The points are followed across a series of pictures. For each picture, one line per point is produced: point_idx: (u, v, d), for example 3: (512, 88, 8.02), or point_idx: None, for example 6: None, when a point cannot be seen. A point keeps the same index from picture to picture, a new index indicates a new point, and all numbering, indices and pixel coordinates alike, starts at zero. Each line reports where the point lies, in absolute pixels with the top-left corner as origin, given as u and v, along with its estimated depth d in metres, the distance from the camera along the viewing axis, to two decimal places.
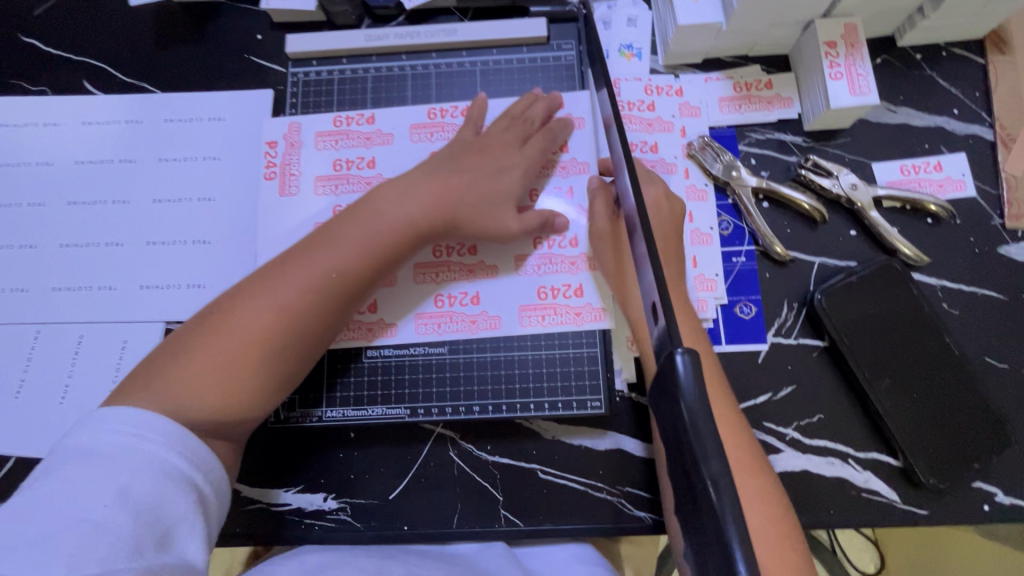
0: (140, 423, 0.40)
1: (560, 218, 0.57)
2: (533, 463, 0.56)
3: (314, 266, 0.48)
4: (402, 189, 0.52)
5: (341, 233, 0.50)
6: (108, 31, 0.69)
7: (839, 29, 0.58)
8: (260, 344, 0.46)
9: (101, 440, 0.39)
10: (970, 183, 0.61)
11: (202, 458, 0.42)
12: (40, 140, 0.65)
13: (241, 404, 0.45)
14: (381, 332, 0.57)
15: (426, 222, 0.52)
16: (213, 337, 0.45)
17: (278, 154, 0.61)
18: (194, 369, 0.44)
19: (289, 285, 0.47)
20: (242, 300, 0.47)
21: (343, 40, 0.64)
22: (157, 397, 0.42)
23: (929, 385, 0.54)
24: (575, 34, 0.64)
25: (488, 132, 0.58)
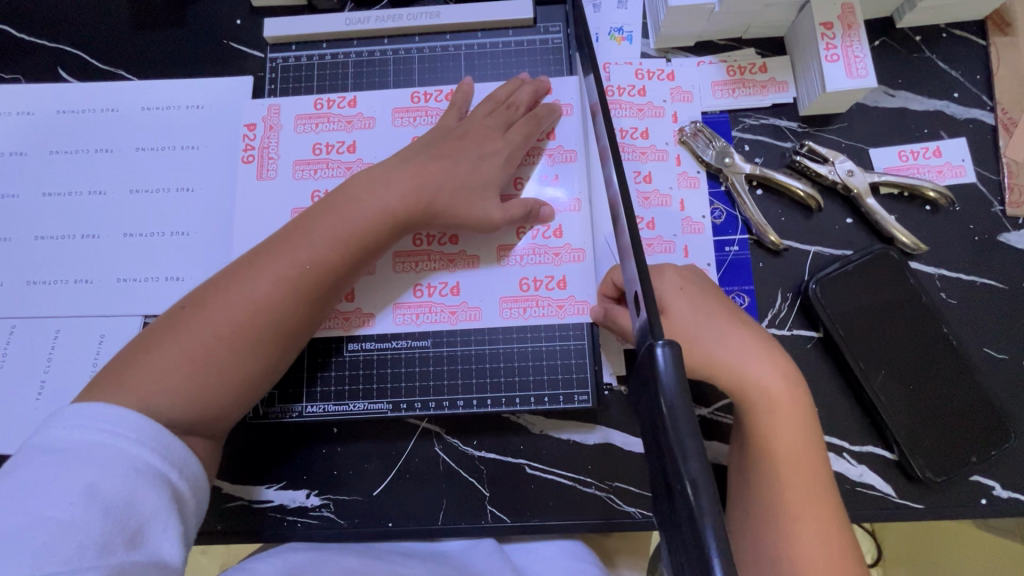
0: (111, 419, 0.39)
1: (546, 206, 0.56)
2: (520, 458, 0.55)
3: (288, 259, 0.47)
4: (378, 176, 0.51)
5: (316, 225, 0.48)
6: (83, 16, 0.67)
7: (835, 9, 0.57)
8: (235, 339, 0.44)
9: (71, 437, 0.38)
10: (970, 169, 0.59)
11: (177, 454, 0.40)
12: (13, 130, 0.64)
13: (214, 399, 0.44)
14: (362, 323, 0.56)
15: (407, 209, 0.50)
16: (187, 332, 0.44)
17: (256, 137, 0.59)
18: (166, 364, 0.43)
19: (262, 280, 0.46)
20: (215, 294, 0.46)
21: (324, 24, 0.62)
22: (126, 392, 0.41)
23: (927, 376, 0.52)
24: (563, 16, 0.62)
25: (471, 118, 0.56)
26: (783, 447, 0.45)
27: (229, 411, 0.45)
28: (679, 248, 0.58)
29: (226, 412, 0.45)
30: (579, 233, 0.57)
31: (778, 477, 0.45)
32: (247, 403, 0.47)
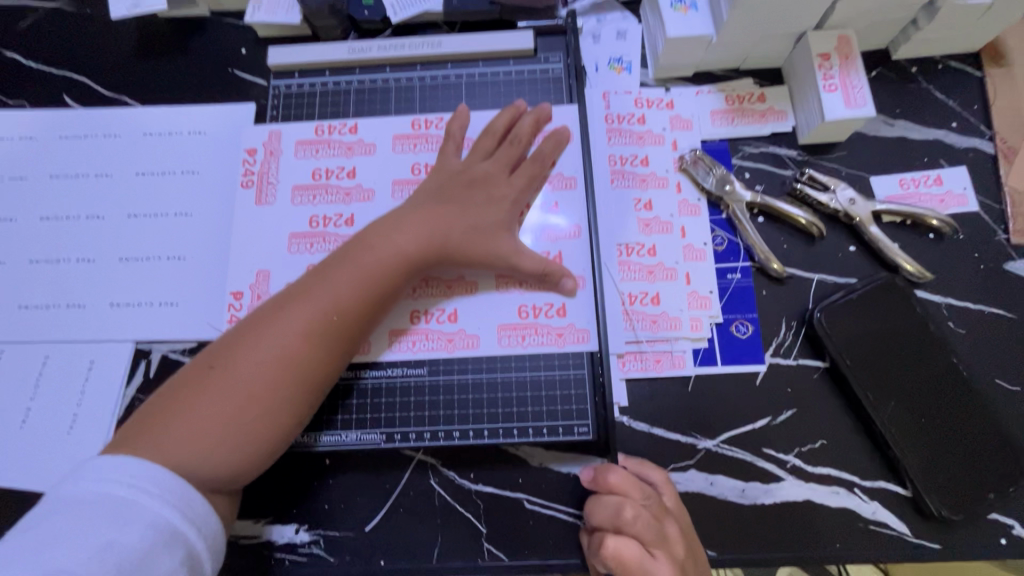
0: (135, 473, 0.39)
1: (568, 278, 0.54)
2: (519, 492, 0.53)
3: (311, 313, 0.47)
4: (393, 222, 0.51)
5: (334, 275, 0.48)
6: (91, 46, 0.68)
7: (832, 41, 0.58)
8: (267, 395, 0.45)
9: (92, 492, 0.38)
10: (972, 197, 0.59)
11: (198, 511, 0.40)
12: (16, 154, 0.64)
13: (247, 453, 0.44)
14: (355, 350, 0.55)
15: (420, 249, 0.50)
16: (217, 391, 0.44)
17: (256, 162, 0.59)
18: (199, 427, 0.43)
19: (287, 336, 0.46)
20: (239, 351, 0.46)
21: (328, 52, 0.62)
22: (162, 452, 0.41)
23: (940, 411, 0.51)
24: (563, 46, 0.63)
25: (473, 153, 0.56)
26: None
27: (258, 465, 0.45)
28: (682, 275, 0.57)
29: (251, 468, 0.45)
30: (579, 260, 0.56)
31: None
32: (276, 452, 0.47)
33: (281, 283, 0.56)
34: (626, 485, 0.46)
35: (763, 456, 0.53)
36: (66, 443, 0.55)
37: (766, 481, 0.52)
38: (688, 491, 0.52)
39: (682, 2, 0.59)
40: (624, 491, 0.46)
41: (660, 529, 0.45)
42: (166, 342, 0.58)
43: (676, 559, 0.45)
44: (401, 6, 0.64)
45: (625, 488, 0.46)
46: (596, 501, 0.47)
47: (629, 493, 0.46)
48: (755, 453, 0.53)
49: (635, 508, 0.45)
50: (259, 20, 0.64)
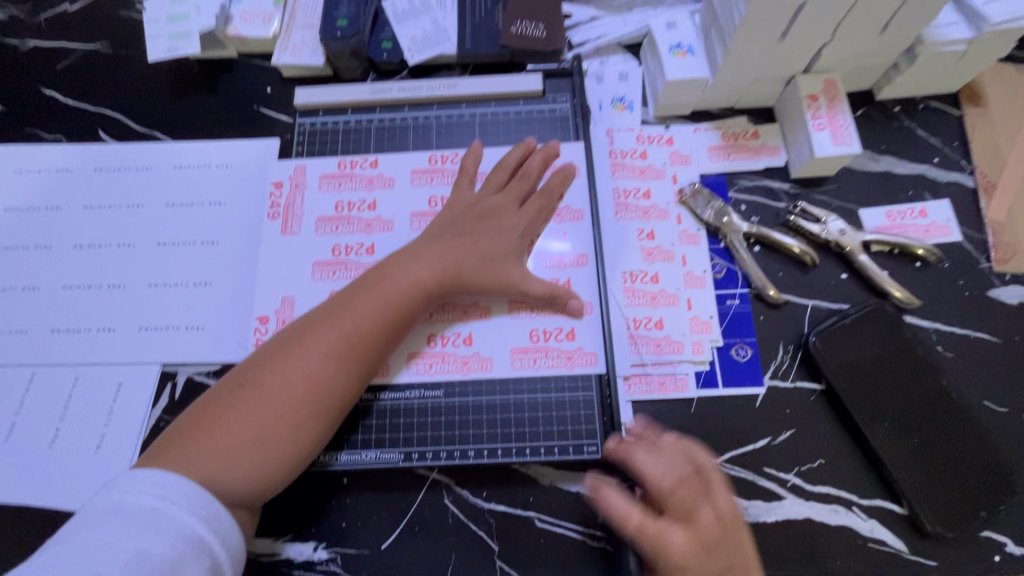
0: (165, 485, 0.41)
1: (574, 300, 0.57)
2: (530, 511, 0.55)
3: (335, 337, 0.50)
4: (411, 253, 0.55)
5: (358, 301, 0.52)
6: (126, 85, 0.73)
7: (819, 84, 0.62)
8: (292, 413, 0.47)
9: (129, 503, 0.40)
10: (956, 228, 0.62)
11: (221, 523, 0.42)
12: (52, 185, 0.68)
13: (272, 469, 0.47)
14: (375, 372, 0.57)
15: (434, 276, 0.54)
16: (246, 409, 0.47)
17: (282, 195, 0.63)
18: (227, 444, 0.45)
19: (313, 358, 0.49)
20: (266, 372, 0.48)
21: (350, 93, 0.67)
22: (194, 466, 0.44)
23: (932, 431, 0.53)
24: (569, 88, 0.68)
25: (484, 189, 0.60)
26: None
27: (279, 482, 0.47)
28: (683, 301, 0.60)
29: (272, 486, 0.47)
30: (587, 287, 0.59)
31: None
32: (298, 471, 0.49)
33: (304, 308, 0.59)
34: (674, 454, 0.49)
35: (764, 475, 0.55)
36: (93, 463, 0.57)
37: (768, 499, 0.54)
38: None
39: (680, 48, 0.64)
40: (670, 460, 0.49)
41: (692, 510, 0.47)
42: (191, 365, 0.60)
43: (696, 532, 0.46)
44: (418, 49, 0.69)
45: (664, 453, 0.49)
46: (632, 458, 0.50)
47: (669, 456, 0.49)
48: (757, 472, 0.55)
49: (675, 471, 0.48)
50: (285, 62, 0.68)
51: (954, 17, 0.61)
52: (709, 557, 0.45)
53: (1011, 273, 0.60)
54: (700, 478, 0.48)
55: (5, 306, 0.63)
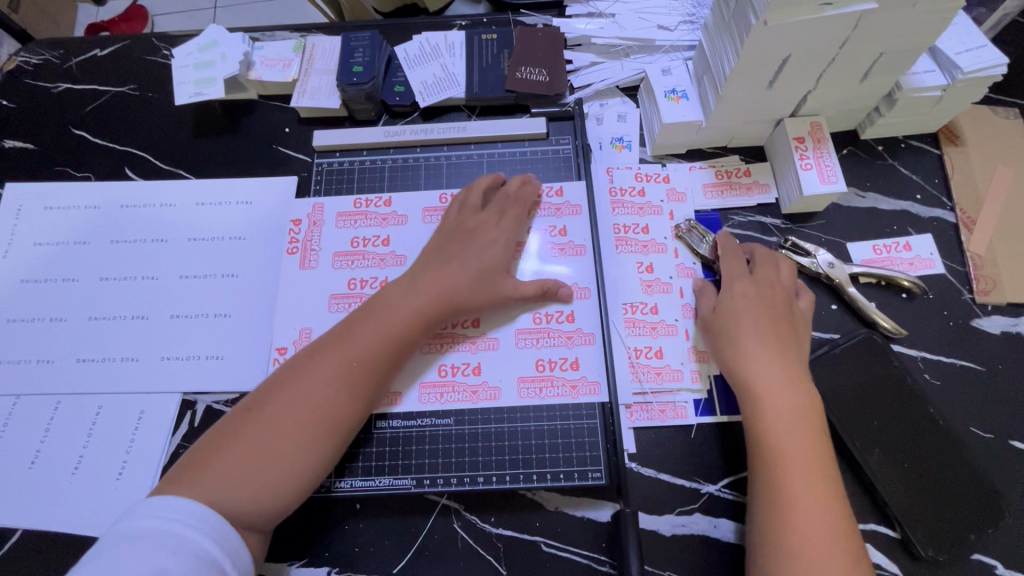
0: (178, 509, 0.44)
1: (564, 288, 0.62)
2: (536, 535, 0.57)
3: (338, 361, 0.53)
4: (409, 282, 0.58)
5: (360, 329, 0.55)
6: (153, 126, 0.77)
7: (805, 126, 0.66)
8: (296, 435, 0.50)
9: (153, 527, 0.43)
10: (939, 261, 0.66)
11: (232, 544, 0.45)
12: (80, 221, 0.71)
13: (277, 491, 0.48)
14: (388, 401, 0.60)
15: (431, 301, 0.56)
16: (254, 431, 0.49)
17: (301, 232, 0.67)
18: (235, 466, 0.47)
19: (317, 382, 0.51)
20: (273, 398, 0.51)
21: (365, 136, 0.71)
22: (203, 490, 0.46)
23: (921, 456, 0.56)
24: (571, 130, 0.72)
25: (465, 214, 0.63)
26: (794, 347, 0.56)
27: (284, 505, 0.49)
28: (682, 331, 0.63)
29: (279, 508, 0.49)
30: (590, 319, 0.62)
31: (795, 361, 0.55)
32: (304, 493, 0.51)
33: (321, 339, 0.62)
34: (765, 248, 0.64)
35: None
36: (115, 489, 0.59)
37: None
38: (693, 534, 0.56)
39: (676, 93, 0.69)
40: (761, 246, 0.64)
41: (769, 273, 0.60)
42: (211, 394, 0.63)
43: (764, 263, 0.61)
44: (428, 93, 0.73)
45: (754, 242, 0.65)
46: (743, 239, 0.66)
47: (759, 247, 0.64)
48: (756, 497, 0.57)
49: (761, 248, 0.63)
50: (303, 105, 0.73)
51: (929, 65, 0.65)
52: (772, 308, 0.57)
53: (993, 303, 0.64)
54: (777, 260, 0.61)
55: (32, 337, 0.66)
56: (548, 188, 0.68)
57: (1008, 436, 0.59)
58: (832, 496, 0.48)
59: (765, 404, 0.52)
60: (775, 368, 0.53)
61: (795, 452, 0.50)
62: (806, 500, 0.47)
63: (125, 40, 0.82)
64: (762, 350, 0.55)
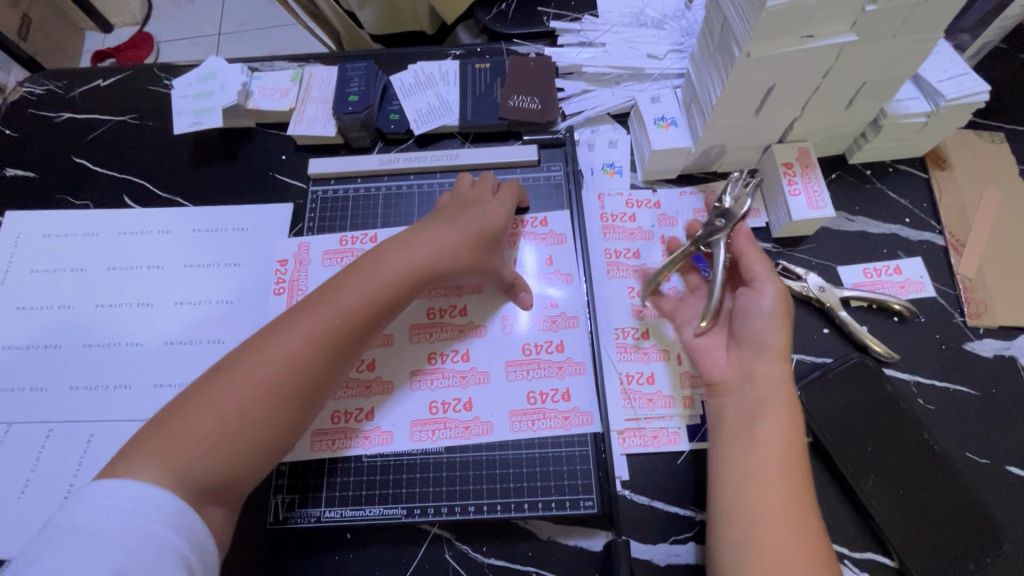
0: (136, 497, 0.42)
1: (524, 293, 0.63)
2: (529, 565, 0.56)
3: (319, 319, 0.51)
4: (400, 242, 0.57)
5: (346, 285, 0.53)
6: (152, 155, 0.78)
7: (793, 152, 0.67)
8: (267, 398, 0.48)
9: (137, 525, 0.40)
10: (929, 284, 0.66)
11: (197, 531, 0.43)
12: (77, 248, 0.72)
13: (246, 453, 0.47)
14: (379, 441, 0.59)
15: (422, 263, 0.55)
16: (222, 393, 0.47)
17: (287, 271, 0.68)
18: (206, 421, 0.46)
19: (296, 338, 0.50)
20: (250, 354, 0.49)
21: (360, 164, 0.72)
22: (169, 455, 0.44)
23: (918, 484, 0.55)
24: (562, 156, 0.73)
25: (461, 191, 0.63)
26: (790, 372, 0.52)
27: (254, 467, 0.47)
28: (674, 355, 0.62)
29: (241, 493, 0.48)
30: (580, 348, 0.62)
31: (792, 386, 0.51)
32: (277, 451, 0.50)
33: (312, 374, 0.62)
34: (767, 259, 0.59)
35: None
36: None
37: None
38: (688, 563, 0.55)
39: (665, 120, 0.70)
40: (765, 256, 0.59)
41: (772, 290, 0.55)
42: None
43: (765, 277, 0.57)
44: (423, 121, 0.75)
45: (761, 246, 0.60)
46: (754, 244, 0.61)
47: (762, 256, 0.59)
48: None
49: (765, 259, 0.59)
50: (299, 133, 0.74)
51: (913, 92, 0.66)
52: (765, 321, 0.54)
53: (985, 327, 0.64)
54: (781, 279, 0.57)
55: (26, 364, 0.66)
56: (534, 219, 0.68)
57: (1005, 462, 0.58)
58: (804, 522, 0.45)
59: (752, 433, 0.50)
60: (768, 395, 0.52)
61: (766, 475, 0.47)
62: (768, 519, 0.45)
63: (127, 71, 0.84)
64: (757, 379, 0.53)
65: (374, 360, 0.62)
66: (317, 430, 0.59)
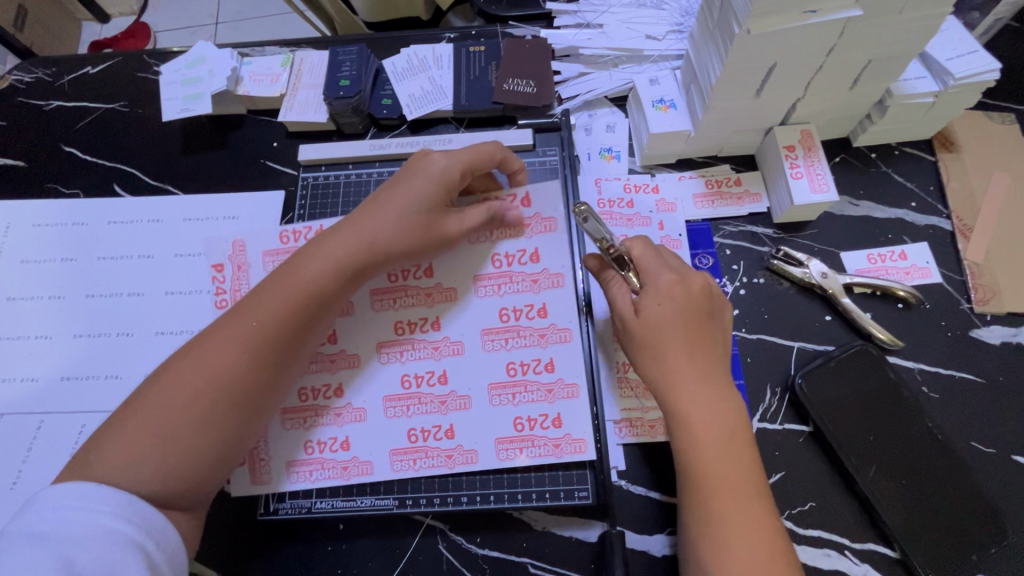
0: (85, 496, 0.41)
1: (510, 212, 0.59)
2: (523, 556, 0.56)
3: (239, 323, 0.49)
4: (323, 237, 0.53)
5: (268, 291, 0.51)
6: (143, 142, 0.77)
7: (796, 134, 0.65)
8: (191, 410, 0.46)
9: (91, 523, 0.40)
10: (935, 270, 0.64)
11: (155, 524, 0.42)
12: (66, 238, 0.71)
13: (182, 464, 0.46)
14: (360, 471, 0.56)
15: (351, 251, 0.52)
16: (146, 412, 0.46)
17: (226, 279, 0.62)
18: (129, 440, 0.45)
19: (216, 345, 0.48)
20: (173, 369, 0.48)
21: (351, 149, 0.71)
22: (101, 473, 0.43)
23: (920, 475, 0.54)
24: (558, 142, 0.71)
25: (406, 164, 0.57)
26: (718, 385, 0.51)
27: (197, 475, 0.47)
28: None
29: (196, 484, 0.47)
30: (571, 368, 0.57)
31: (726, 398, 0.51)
32: (221, 459, 0.48)
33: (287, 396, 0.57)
34: (659, 267, 0.54)
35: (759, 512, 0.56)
36: None
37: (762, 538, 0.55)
38: None
39: (663, 102, 0.68)
40: (661, 263, 0.55)
41: (667, 303, 0.52)
42: None
43: (659, 291, 0.53)
44: (416, 106, 0.73)
45: (649, 255, 0.55)
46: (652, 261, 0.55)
47: (654, 264, 0.54)
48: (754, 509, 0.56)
49: (659, 266, 0.54)
50: (290, 119, 0.72)
51: (921, 71, 0.64)
52: (677, 330, 0.52)
53: (992, 313, 0.62)
54: (682, 286, 0.53)
55: (17, 355, 0.66)
56: (514, 196, 0.59)
57: (1011, 451, 0.57)
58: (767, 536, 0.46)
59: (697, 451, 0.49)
60: (709, 407, 0.50)
61: (724, 492, 0.48)
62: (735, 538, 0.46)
63: (115, 58, 0.82)
64: (694, 391, 0.51)
65: (343, 384, 0.57)
66: (293, 460, 0.56)
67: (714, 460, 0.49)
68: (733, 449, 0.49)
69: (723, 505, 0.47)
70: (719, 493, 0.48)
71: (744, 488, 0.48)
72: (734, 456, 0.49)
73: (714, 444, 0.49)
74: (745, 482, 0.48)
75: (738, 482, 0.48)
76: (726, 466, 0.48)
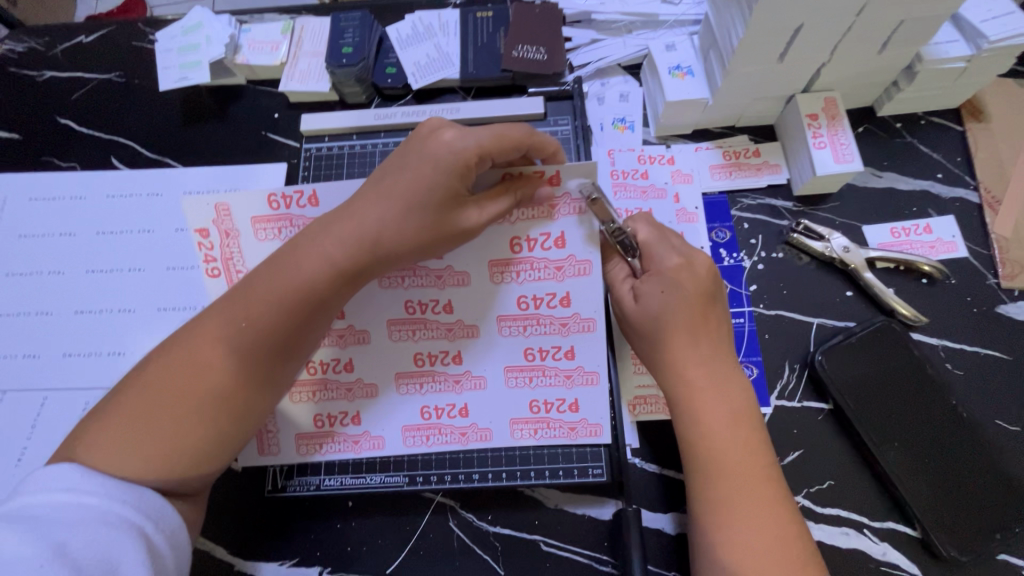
0: (77, 481, 0.39)
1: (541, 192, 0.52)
2: (535, 534, 0.55)
3: (230, 313, 0.47)
4: (321, 224, 0.50)
5: (260, 279, 0.48)
6: (140, 114, 0.75)
7: (819, 102, 0.62)
8: (180, 405, 0.44)
9: (86, 507, 0.39)
10: (962, 244, 0.62)
11: (154, 506, 0.41)
12: (64, 212, 0.69)
13: (172, 460, 0.43)
14: (371, 445, 0.55)
15: (351, 239, 0.48)
16: (131, 409, 0.44)
17: (213, 246, 0.58)
18: (112, 437, 0.42)
19: (203, 344, 0.46)
20: (161, 362, 0.46)
21: (355, 119, 0.68)
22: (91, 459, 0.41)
23: (942, 453, 0.52)
24: (570, 111, 0.68)
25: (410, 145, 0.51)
26: (728, 372, 0.50)
27: (188, 471, 0.44)
28: None
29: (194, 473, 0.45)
30: (592, 356, 0.55)
31: (735, 386, 0.49)
32: (212, 454, 0.46)
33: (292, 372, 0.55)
34: (665, 251, 0.52)
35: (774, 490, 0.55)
36: None
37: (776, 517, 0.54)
38: None
39: (680, 69, 0.65)
40: (665, 246, 0.53)
41: (674, 289, 0.50)
42: None
43: (662, 275, 0.51)
44: (422, 74, 0.70)
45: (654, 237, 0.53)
46: (655, 243, 0.53)
47: (658, 246, 0.53)
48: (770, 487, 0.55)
49: (664, 249, 0.52)
50: (291, 88, 0.70)
51: (953, 35, 0.60)
52: (685, 317, 0.50)
53: (1020, 288, 0.60)
54: (688, 269, 0.51)
55: (17, 332, 0.64)
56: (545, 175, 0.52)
57: None
58: (780, 528, 0.44)
59: (707, 438, 0.48)
60: (717, 395, 0.49)
61: (734, 480, 0.46)
62: (746, 528, 0.44)
63: (109, 26, 0.79)
64: (703, 377, 0.49)
65: (352, 359, 0.55)
66: (304, 433, 0.55)
67: (724, 447, 0.47)
68: (744, 437, 0.48)
69: (734, 492, 0.46)
70: (727, 483, 0.46)
71: (756, 477, 0.46)
72: (745, 443, 0.47)
73: (726, 430, 0.48)
74: (757, 472, 0.46)
75: (748, 471, 0.46)
76: (737, 454, 0.47)
